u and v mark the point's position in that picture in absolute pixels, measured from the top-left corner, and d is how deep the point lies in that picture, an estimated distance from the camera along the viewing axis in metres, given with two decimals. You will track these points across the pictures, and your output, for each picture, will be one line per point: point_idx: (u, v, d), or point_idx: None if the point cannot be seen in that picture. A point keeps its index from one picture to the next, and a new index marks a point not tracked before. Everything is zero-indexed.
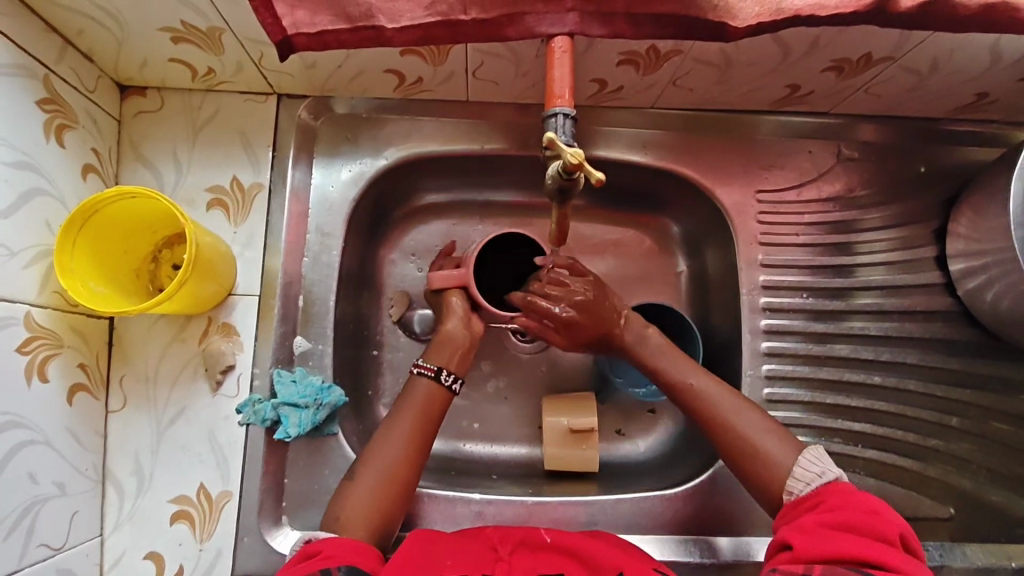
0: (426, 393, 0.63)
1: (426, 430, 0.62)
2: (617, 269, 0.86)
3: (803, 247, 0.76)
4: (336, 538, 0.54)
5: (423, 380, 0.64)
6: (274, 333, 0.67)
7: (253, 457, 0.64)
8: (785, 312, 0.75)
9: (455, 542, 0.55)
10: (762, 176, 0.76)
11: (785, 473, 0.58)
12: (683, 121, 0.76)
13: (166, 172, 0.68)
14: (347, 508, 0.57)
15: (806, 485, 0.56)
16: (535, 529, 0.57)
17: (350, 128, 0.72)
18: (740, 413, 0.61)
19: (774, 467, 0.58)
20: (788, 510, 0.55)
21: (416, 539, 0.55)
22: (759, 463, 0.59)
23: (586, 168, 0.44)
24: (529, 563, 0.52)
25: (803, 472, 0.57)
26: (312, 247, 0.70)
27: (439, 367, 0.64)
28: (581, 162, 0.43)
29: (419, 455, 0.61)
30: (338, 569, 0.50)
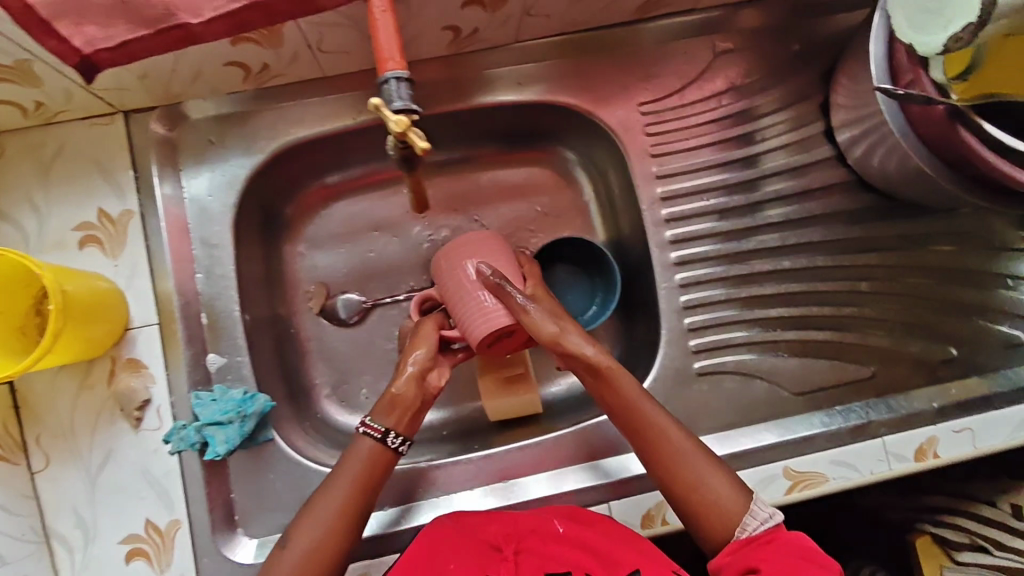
0: (370, 454, 0.62)
1: (361, 494, 0.61)
2: (526, 211, 0.86)
3: (694, 150, 0.76)
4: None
5: (360, 439, 0.63)
6: (184, 356, 0.66)
7: (194, 480, 0.65)
8: (688, 219, 0.75)
9: (469, 534, 0.59)
10: (641, 88, 0.75)
11: (737, 511, 0.58)
12: (552, 49, 0.74)
13: (27, 219, 0.65)
14: None
15: (761, 522, 0.57)
16: (550, 519, 0.59)
17: (211, 130, 0.69)
18: (677, 436, 0.61)
19: (717, 503, 0.58)
20: (739, 547, 0.56)
21: (439, 530, 0.60)
22: (712, 500, 0.58)
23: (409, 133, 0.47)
24: (544, 552, 0.56)
25: (756, 510, 0.57)
26: (202, 261, 0.68)
27: (386, 430, 0.63)
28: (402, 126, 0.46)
29: (347, 514, 0.60)
30: None
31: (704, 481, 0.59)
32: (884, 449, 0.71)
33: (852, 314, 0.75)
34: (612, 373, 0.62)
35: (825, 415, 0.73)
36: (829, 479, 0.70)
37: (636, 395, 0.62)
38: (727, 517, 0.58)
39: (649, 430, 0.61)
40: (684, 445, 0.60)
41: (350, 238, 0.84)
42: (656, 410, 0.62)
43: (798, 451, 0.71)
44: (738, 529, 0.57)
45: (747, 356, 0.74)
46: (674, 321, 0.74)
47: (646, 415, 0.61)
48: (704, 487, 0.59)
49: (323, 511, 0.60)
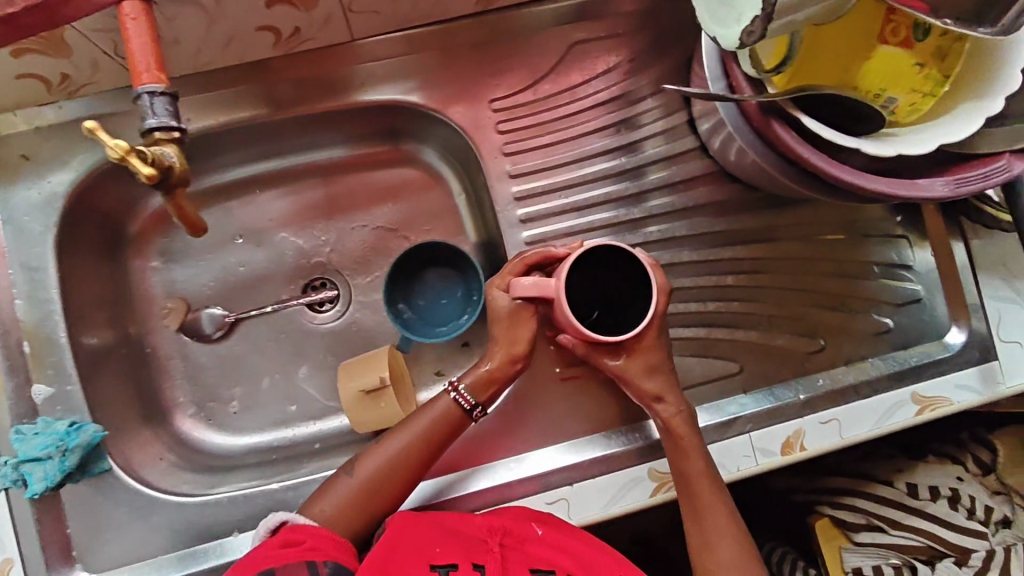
0: (445, 412, 0.66)
1: (433, 446, 0.65)
2: (398, 214, 0.83)
3: (550, 146, 0.74)
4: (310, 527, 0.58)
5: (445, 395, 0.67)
6: (6, 386, 0.63)
7: (22, 517, 0.62)
8: (545, 219, 0.73)
9: (447, 526, 0.61)
10: (491, 84, 0.73)
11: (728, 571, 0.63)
12: (396, 46, 0.72)
13: None
14: (330, 506, 0.62)
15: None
16: (529, 521, 0.61)
17: (25, 145, 0.65)
18: (715, 501, 0.64)
19: (716, 566, 0.64)
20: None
21: (420, 518, 0.60)
22: (716, 565, 0.64)
23: (131, 162, 0.43)
24: (525, 552, 0.59)
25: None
26: (20, 285, 0.64)
27: (475, 404, 0.66)
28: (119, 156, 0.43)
29: (399, 472, 0.64)
30: (323, 563, 0.55)
31: (722, 550, 0.64)
32: (749, 444, 0.70)
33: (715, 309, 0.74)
34: (688, 440, 0.64)
35: None
36: None
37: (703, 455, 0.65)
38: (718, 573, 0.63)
39: (685, 474, 0.64)
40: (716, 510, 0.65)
41: (211, 249, 0.80)
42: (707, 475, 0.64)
43: (667, 452, 0.69)
44: None
45: None
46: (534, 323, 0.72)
47: (696, 476, 0.64)
48: (710, 547, 0.64)
49: (394, 449, 0.65)
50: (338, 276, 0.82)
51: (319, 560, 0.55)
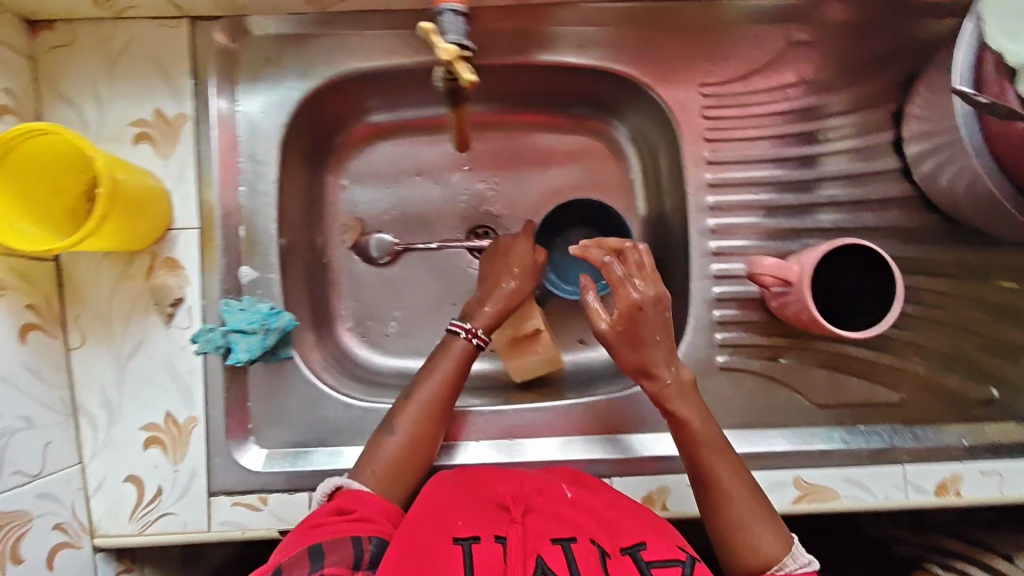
0: (458, 357, 0.68)
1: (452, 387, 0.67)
2: (570, 180, 0.85)
3: (751, 140, 0.73)
4: (365, 497, 0.57)
5: (462, 341, 0.69)
6: (219, 263, 0.68)
7: (213, 382, 0.68)
8: (733, 211, 0.73)
9: (457, 502, 0.53)
10: (704, 68, 0.72)
11: (773, 559, 0.56)
12: (622, 13, 0.72)
13: (88, 107, 0.67)
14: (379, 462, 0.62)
15: (800, 565, 0.56)
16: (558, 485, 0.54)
17: (270, 49, 0.70)
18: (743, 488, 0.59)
19: (766, 558, 0.57)
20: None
21: (450, 482, 0.57)
22: (752, 552, 0.57)
23: (455, 64, 0.53)
24: (544, 520, 0.49)
25: (796, 554, 0.56)
26: (246, 175, 0.69)
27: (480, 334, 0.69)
28: (451, 57, 0.53)
29: (446, 408, 0.67)
30: (370, 539, 0.51)
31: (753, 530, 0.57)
32: (902, 477, 0.70)
33: (897, 335, 0.71)
34: (703, 432, 0.60)
35: (846, 432, 0.71)
36: (840, 496, 0.69)
37: (704, 437, 0.60)
38: (764, 556, 0.57)
39: (713, 468, 0.60)
40: (734, 473, 0.60)
41: (394, 179, 0.85)
42: (736, 471, 0.60)
43: (810, 461, 0.70)
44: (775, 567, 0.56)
45: (773, 360, 0.72)
46: (704, 310, 0.72)
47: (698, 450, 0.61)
48: (745, 528, 0.58)
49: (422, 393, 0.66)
50: (504, 228, 0.85)
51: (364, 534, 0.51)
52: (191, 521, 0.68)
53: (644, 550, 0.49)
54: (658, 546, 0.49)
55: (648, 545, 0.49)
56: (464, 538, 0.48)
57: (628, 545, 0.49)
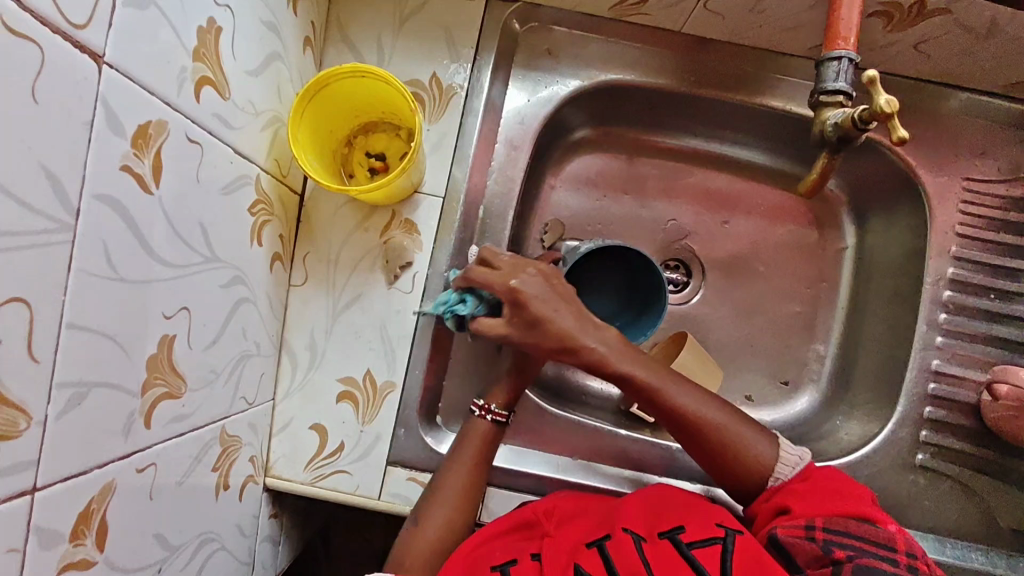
0: (480, 436, 0.64)
1: (477, 465, 0.63)
2: (775, 236, 0.83)
3: (1001, 244, 0.72)
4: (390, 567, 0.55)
5: (479, 420, 0.65)
6: (454, 237, 0.68)
7: (419, 353, 0.67)
8: (968, 310, 0.71)
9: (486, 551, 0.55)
10: (970, 163, 0.71)
11: (769, 462, 0.58)
12: (896, 87, 0.71)
13: (370, 57, 0.69)
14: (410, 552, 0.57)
15: (791, 468, 0.58)
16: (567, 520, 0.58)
17: (551, 42, 0.71)
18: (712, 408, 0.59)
19: (757, 458, 0.58)
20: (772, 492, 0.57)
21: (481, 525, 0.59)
22: (744, 458, 0.58)
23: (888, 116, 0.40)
24: (575, 532, 0.56)
25: (786, 455, 0.58)
26: (499, 157, 0.70)
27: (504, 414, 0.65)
28: (891, 113, 0.40)
29: (477, 487, 0.62)
30: None
31: (753, 451, 0.58)
32: None
33: None
34: (671, 386, 0.58)
35: None
36: None
37: (673, 392, 0.58)
38: (762, 465, 0.58)
39: (669, 396, 0.58)
40: (704, 403, 0.59)
41: (603, 191, 0.82)
42: (703, 396, 0.60)
43: None
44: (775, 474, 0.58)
45: (980, 473, 0.70)
46: (914, 403, 0.71)
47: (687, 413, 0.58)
48: (733, 445, 0.58)
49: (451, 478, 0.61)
50: (700, 267, 0.83)
51: None
52: (363, 485, 0.66)
53: (683, 533, 0.53)
54: (698, 526, 0.54)
55: (687, 526, 0.54)
56: (502, 564, 0.53)
57: (666, 529, 0.54)
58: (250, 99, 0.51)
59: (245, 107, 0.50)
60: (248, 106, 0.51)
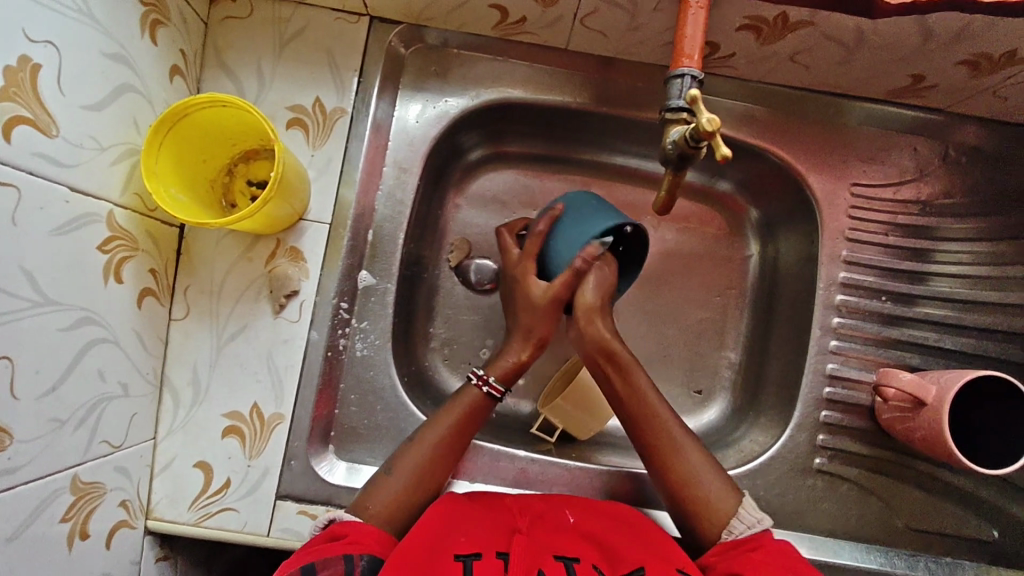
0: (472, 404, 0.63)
1: (462, 441, 0.62)
2: (681, 246, 0.83)
3: (888, 248, 0.73)
4: (358, 523, 0.53)
5: (474, 389, 0.64)
6: (341, 263, 0.66)
7: (308, 385, 0.65)
8: (859, 313, 0.72)
9: (458, 524, 0.53)
10: (859, 169, 0.72)
11: (725, 513, 0.57)
12: (786, 98, 0.70)
13: (249, 84, 0.66)
14: (375, 500, 0.56)
15: (748, 527, 0.55)
16: (561, 511, 0.57)
17: (439, 62, 0.69)
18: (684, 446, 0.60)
19: (709, 502, 0.58)
20: (725, 548, 0.54)
21: (463, 501, 0.57)
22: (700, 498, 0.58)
23: (715, 137, 0.40)
24: (547, 539, 0.52)
25: (744, 514, 0.56)
26: (387, 181, 0.69)
27: (503, 393, 0.65)
28: (715, 131, 0.39)
29: (451, 457, 0.61)
30: (361, 557, 0.49)
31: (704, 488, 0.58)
32: None
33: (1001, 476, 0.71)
34: (657, 407, 0.62)
35: (932, 560, 0.69)
36: None
37: (653, 398, 0.62)
38: (721, 513, 0.57)
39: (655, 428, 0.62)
40: (664, 409, 0.62)
41: (508, 209, 0.81)
42: (670, 409, 0.62)
43: None
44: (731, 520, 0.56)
45: (875, 471, 0.71)
46: (810, 409, 0.71)
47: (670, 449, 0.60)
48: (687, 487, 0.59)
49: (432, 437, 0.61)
50: None
51: (355, 554, 0.49)
52: (251, 522, 0.64)
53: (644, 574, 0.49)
54: (658, 567, 0.50)
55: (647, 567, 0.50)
56: (466, 555, 0.48)
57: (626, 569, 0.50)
58: (91, 134, 0.49)
59: (85, 142, 0.48)
60: (89, 141, 0.49)
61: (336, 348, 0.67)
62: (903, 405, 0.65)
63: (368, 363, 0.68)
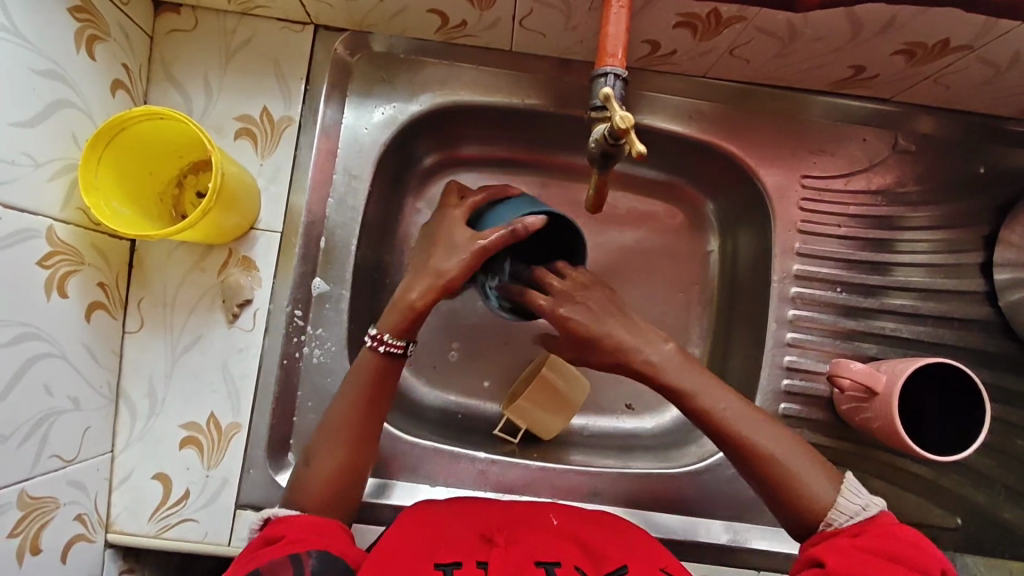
0: (370, 368, 0.58)
1: (366, 407, 0.58)
2: (643, 242, 0.82)
3: (842, 239, 0.73)
4: (296, 518, 0.53)
5: (372, 352, 0.59)
6: (294, 271, 0.67)
7: (264, 393, 0.66)
8: (815, 305, 0.73)
9: (432, 531, 0.52)
10: (810, 161, 0.72)
11: (827, 505, 0.53)
12: (731, 93, 0.72)
13: (196, 96, 0.66)
14: (300, 493, 0.56)
15: (849, 518, 0.53)
16: (543, 513, 0.55)
17: (386, 67, 0.69)
18: (767, 438, 0.55)
19: (811, 497, 0.54)
20: (823, 539, 0.52)
21: (435, 510, 0.56)
22: (798, 494, 0.54)
23: (630, 134, 0.42)
24: (528, 540, 0.50)
25: (846, 503, 0.53)
26: (338, 188, 0.68)
27: (406, 344, 0.58)
28: (629, 129, 0.42)
29: (363, 423, 0.58)
30: (309, 552, 0.49)
31: (799, 478, 0.54)
32: None
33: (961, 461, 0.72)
34: (702, 393, 0.55)
35: None
36: None
37: (714, 397, 0.55)
38: (817, 506, 0.53)
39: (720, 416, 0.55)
40: (731, 402, 0.56)
41: None
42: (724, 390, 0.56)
43: None
44: (831, 514, 0.53)
45: (836, 462, 0.72)
46: (768, 401, 0.71)
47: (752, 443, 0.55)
48: (789, 483, 0.54)
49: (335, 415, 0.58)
50: None
51: (302, 551, 0.48)
52: (211, 532, 0.64)
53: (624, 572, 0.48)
54: (640, 569, 0.49)
55: (628, 567, 0.49)
56: (446, 563, 0.47)
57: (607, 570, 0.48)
58: (25, 150, 0.50)
59: (18, 158, 0.49)
60: (23, 157, 0.49)
61: (292, 356, 0.67)
62: (856, 397, 0.66)
63: (324, 370, 0.68)
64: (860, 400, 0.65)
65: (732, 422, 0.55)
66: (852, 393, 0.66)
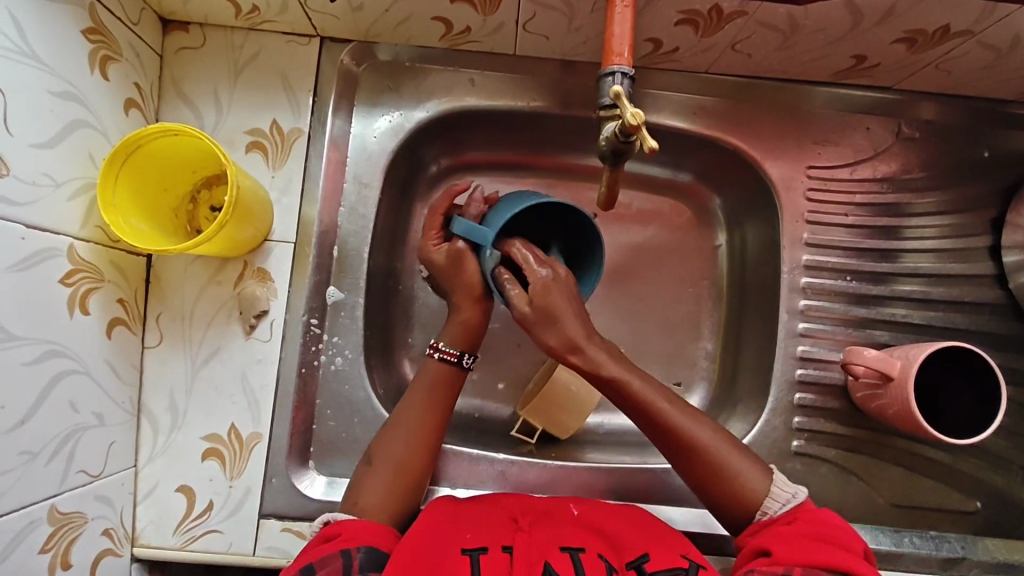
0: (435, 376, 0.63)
1: (436, 413, 0.62)
2: (652, 239, 0.83)
3: (849, 228, 0.74)
4: (353, 519, 0.53)
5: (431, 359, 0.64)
6: (308, 280, 0.68)
7: (283, 402, 0.66)
8: (826, 294, 0.73)
9: (461, 519, 0.52)
10: (814, 152, 0.73)
11: (761, 496, 0.56)
12: (734, 88, 0.72)
13: (206, 112, 0.67)
14: (366, 493, 0.57)
15: (782, 505, 0.55)
16: (565, 503, 0.55)
17: (391, 77, 0.70)
18: (705, 432, 0.58)
19: (745, 488, 0.57)
20: (760, 528, 0.55)
21: (459, 502, 0.56)
22: (733, 483, 0.57)
23: (641, 131, 0.43)
24: (552, 531, 0.50)
25: (777, 492, 0.56)
26: (349, 197, 0.69)
27: (460, 353, 0.64)
28: (640, 124, 0.43)
29: (434, 426, 0.61)
30: (359, 548, 0.49)
31: (729, 464, 0.57)
32: None
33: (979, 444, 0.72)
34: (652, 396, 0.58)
35: (916, 535, 0.69)
36: None
37: (652, 395, 0.58)
38: (751, 496, 0.56)
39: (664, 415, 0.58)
40: (668, 401, 0.59)
41: None
42: (674, 396, 0.59)
43: (881, 562, 0.68)
44: (764, 505, 0.56)
45: (853, 450, 0.72)
46: (783, 391, 0.71)
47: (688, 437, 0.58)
48: (723, 468, 0.57)
49: (409, 420, 0.61)
50: None
51: (352, 547, 0.49)
52: (236, 542, 0.64)
53: (648, 562, 0.49)
54: (663, 556, 0.49)
55: (651, 554, 0.50)
56: (472, 549, 0.47)
57: (630, 559, 0.49)
58: (44, 171, 0.51)
59: (38, 179, 0.50)
60: (43, 178, 0.50)
61: (310, 365, 0.67)
62: (872, 384, 0.66)
63: (343, 377, 0.68)
64: (878, 386, 0.65)
65: (676, 419, 0.58)
66: (864, 379, 0.66)
